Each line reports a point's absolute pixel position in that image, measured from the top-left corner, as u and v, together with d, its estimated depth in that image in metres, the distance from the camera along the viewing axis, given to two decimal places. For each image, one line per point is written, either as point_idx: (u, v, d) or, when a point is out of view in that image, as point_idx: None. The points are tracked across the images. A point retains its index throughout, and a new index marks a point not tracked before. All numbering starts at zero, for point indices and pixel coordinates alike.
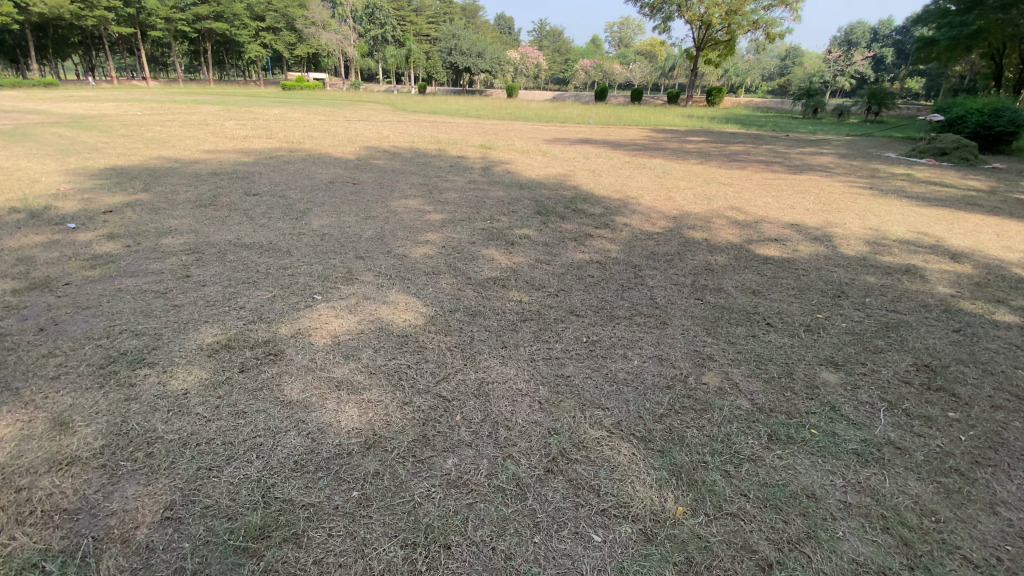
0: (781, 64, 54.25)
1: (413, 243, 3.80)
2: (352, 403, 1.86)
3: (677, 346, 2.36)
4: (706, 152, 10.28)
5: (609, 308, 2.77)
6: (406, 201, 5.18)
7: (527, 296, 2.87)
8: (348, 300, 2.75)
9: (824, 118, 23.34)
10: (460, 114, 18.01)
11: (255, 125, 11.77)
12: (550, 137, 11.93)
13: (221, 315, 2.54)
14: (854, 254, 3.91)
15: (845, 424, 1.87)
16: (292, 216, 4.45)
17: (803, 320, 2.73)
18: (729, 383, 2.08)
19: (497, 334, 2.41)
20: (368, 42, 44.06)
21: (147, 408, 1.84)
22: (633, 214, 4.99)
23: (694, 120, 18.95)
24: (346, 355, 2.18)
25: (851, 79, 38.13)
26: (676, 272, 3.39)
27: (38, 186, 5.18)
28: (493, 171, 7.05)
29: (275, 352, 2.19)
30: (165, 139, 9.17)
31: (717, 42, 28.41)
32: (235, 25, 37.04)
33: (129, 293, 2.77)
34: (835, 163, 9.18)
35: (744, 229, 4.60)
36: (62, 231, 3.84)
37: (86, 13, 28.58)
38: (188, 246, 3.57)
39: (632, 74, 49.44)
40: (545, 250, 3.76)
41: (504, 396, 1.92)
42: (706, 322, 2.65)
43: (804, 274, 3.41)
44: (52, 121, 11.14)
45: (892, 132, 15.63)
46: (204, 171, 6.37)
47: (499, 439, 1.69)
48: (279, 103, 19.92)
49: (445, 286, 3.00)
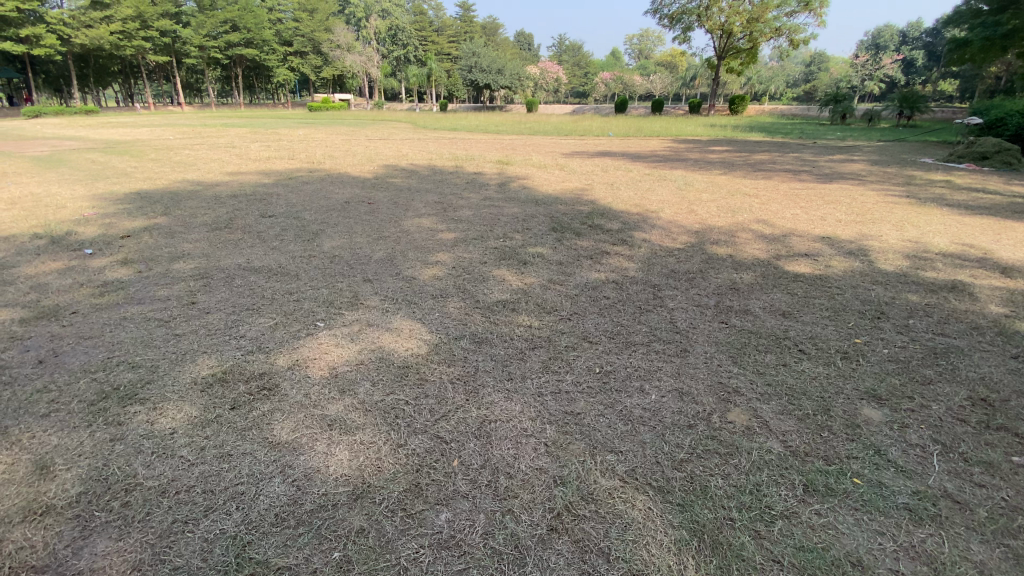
0: (806, 70, 53.20)
1: (423, 264, 3.69)
2: (343, 445, 1.73)
3: (699, 377, 2.17)
4: (730, 162, 10.00)
5: (626, 334, 2.59)
6: (419, 220, 5.11)
7: (537, 321, 2.72)
8: (351, 327, 2.64)
9: (854, 124, 22.61)
10: (480, 130, 18.11)
11: (279, 146, 12.03)
12: (570, 150, 11.84)
13: (221, 345, 2.46)
14: (893, 269, 3.63)
15: (893, 472, 1.65)
16: (304, 238, 4.41)
17: (839, 346, 2.50)
18: (757, 422, 1.88)
19: (504, 364, 2.26)
20: (390, 63, 45.06)
21: (131, 449, 1.75)
22: (652, 229, 4.80)
23: (716, 129, 18.64)
24: (342, 389, 2.06)
25: (880, 83, 37.07)
26: (698, 292, 3.19)
27: (64, 212, 5.30)
28: (510, 186, 6.96)
29: (269, 387, 2.08)
30: (191, 162, 9.42)
31: (739, 50, 28.04)
32: (264, 51, 38.42)
33: (132, 322, 2.73)
34: (867, 170, 8.79)
35: (772, 243, 4.36)
36: (79, 256, 3.88)
37: (124, 42, 29.98)
38: (198, 271, 3.54)
39: (653, 85, 49.12)
40: (559, 269, 3.61)
41: (507, 437, 1.77)
42: (731, 349, 2.44)
43: (839, 294, 3.16)
44: (88, 147, 11.61)
45: (926, 136, 15.00)
46: (224, 193, 6.46)
47: (499, 490, 1.54)
48: (304, 124, 20.38)
49: (452, 310, 2.87)
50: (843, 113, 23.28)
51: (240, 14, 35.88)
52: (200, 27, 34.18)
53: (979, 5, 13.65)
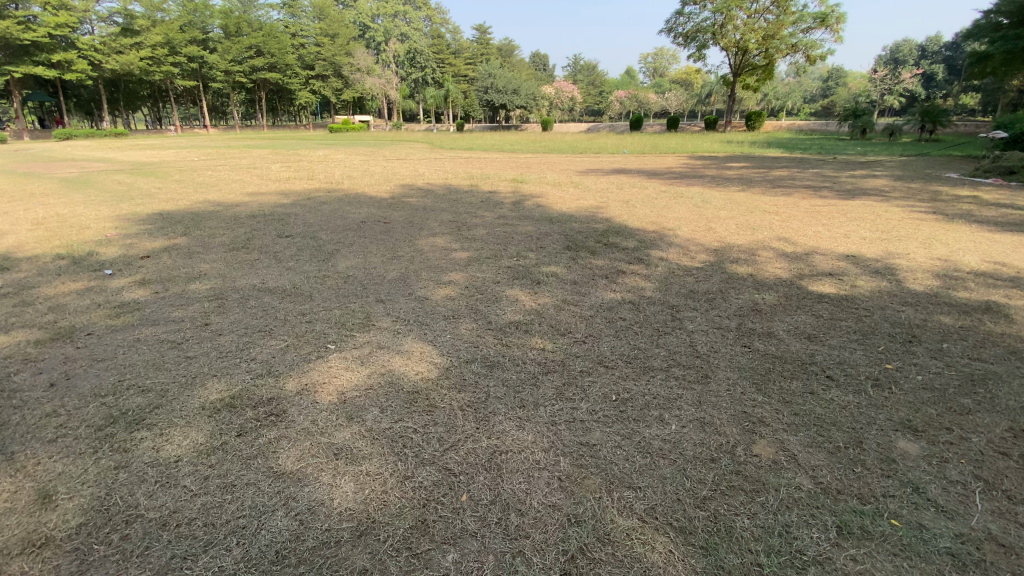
0: (824, 85, 52.73)
1: (436, 285, 3.66)
2: (349, 476, 1.68)
3: (722, 406, 2.06)
4: (748, 179, 9.88)
5: (643, 358, 2.50)
6: (433, 239, 5.11)
7: (551, 344, 2.64)
8: (362, 349, 2.60)
9: (875, 139, 22.22)
10: (496, 149, 18.26)
11: (299, 167, 12.28)
12: (585, 168, 11.85)
13: (231, 368, 2.43)
14: (922, 289, 3.48)
15: (933, 513, 1.52)
16: (319, 258, 4.43)
17: (869, 372, 2.37)
18: (785, 456, 1.77)
19: (516, 391, 2.18)
20: (408, 85, 46.05)
21: (135, 478, 1.71)
22: (669, 247, 4.71)
23: (732, 146, 18.51)
24: (350, 416, 2.01)
25: (898, 98, 36.59)
26: (719, 314, 3.08)
27: (87, 233, 5.43)
28: (524, 204, 6.95)
29: (276, 413, 2.04)
30: (213, 183, 9.66)
31: (755, 67, 28.01)
32: (287, 74, 39.61)
33: (146, 344, 2.73)
34: (891, 186, 8.59)
35: (794, 262, 4.23)
36: (99, 277, 3.94)
37: (153, 68, 31.24)
38: (213, 292, 3.56)
39: (668, 102, 49.28)
40: (574, 289, 3.54)
41: (519, 470, 1.69)
42: (755, 375, 2.33)
43: (867, 316, 3.03)
44: (116, 168, 11.99)
45: (951, 150, 14.69)
46: (243, 213, 6.57)
47: (510, 529, 1.46)
48: (324, 145, 20.87)
49: (464, 332, 2.81)
50: (862, 127, 22.97)
51: (265, 40, 37.17)
52: (225, 52, 35.43)
53: (998, 19, 13.49)
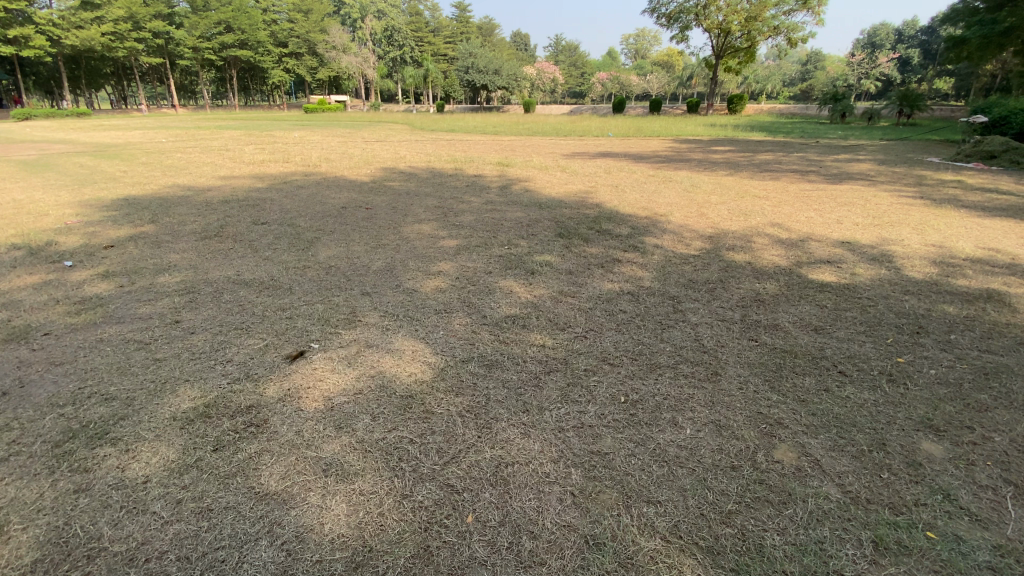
0: (802, 68, 53.02)
1: (424, 275, 3.47)
2: (341, 496, 1.52)
3: (736, 407, 1.95)
4: (734, 163, 9.81)
5: (649, 354, 2.37)
6: (419, 226, 4.90)
7: (551, 340, 2.50)
8: (349, 349, 2.42)
9: (854, 123, 22.42)
10: (478, 131, 17.88)
11: (274, 149, 11.81)
12: (570, 151, 11.64)
13: (205, 372, 2.23)
14: (922, 277, 3.43)
15: (968, 522, 1.44)
16: (298, 247, 4.19)
17: (881, 367, 2.29)
18: (808, 461, 1.66)
19: (518, 393, 2.03)
20: (385, 64, 44.77)
21: (97, 504, 1.53)
22: (663, 234, 4.59)
23: (716, 129, 18.43)
24: (338, 425, 1.84)
25: (875, 82, 36.98)
26: (721, 305, 2.97)
27: (46, 220, 5.06)
28: (511, 189, 6.75)
29: (257, 423, 1.86)
30: (183, 165, 9.19)
31: (737, 49, 27.91)
32: (259, 52, 38.09)
33: (110, 345, 2.50)
34: (875, 170, 8.61)
35: (790, 249, 4.14)
36: (58, 269, 3.65)
37: (117, 45, 29.69)
38: (184, 285, 3.31)
39: (650, 84, 49.00)
40: (569, 279, 3.39)
41: (528, 484, 1.56)
42: (767, 371, 2.22)
43: (871, 306, 2.95)
44: (77, 151, 11.34)
45: (929, 134, 14.86)
46: (216, 198, 6.23)
47: (523, 555, 1.32)
48: (299, 127, 20.19)
49: (458, 327, 2.64)
50: (841, 111, 23.13)
51: (234, 15, 35.60)
52: (193, 28, 33.87)
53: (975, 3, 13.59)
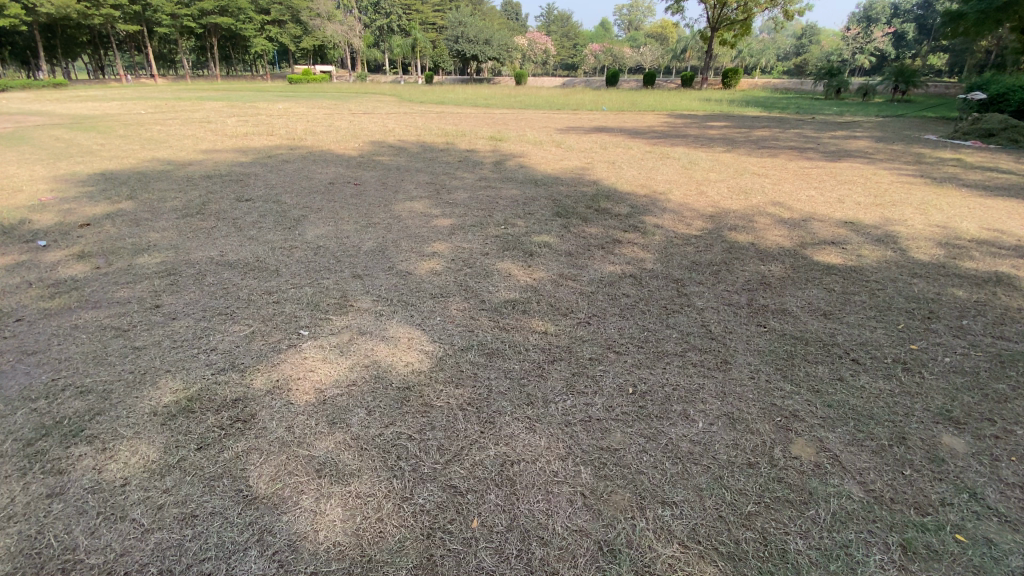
0: (797, 42, 52.25)
1: (418, 257, 3.33)
2: (336, 499, 1.42)
3: (749, 398, 1.86)
4: (731, 139, 9.64)
5: (655, 340, 2.28)
6: (411, 203, 4.72)
7: (553, 326, 2.39)
8: (340, 336, 2.29)
9: (848, 99, 22.19)
10: (468, 104, 17.40)
11: (258, 121, 11.38)
12: (563, 125, 11.37)
13: (187, 362, 2.10)
14: (929, 259, 3.37)
15: (998, 524, 1.38)
16: (285, 225, 4.01)
17: (896, 355, 2.22)
18: (827, 457, 1.60)
19: (520, 384, 1.93)
20: (372, 33, 43.31)
21: (72, 510, 1.41)
22: (663, 213, 4.47)
23: (711, 104, 18.10)
24: (331, 421, 1.73)
25: (870, 57, 36.52)
26: (727, 288, 2.88)
27: (18, 197, 4.80)
28: (505, 165, 6.56)
29: (244, 418, 1.75)
30: (163, 138, 8.82)
31: (732, 22, 27.30)
32: (241, 19, 36.64)
33: (86, 332, 2.35)
34: (873, 147, 8.51)
35: (794, 229, 4.05)
36: (31, 249, 3.45)
37: (92, 11, 28.31)
38: (165, 266, 3.14)
39: (644, 57, 47.99)
40: (569, 261, 3.28)
41: (535, 484, 1.46)
42: (779, 360, 2.14)
43: (880, 290, 2.88)
44: (51, 122, 10.85)
45: (925, 111, 14.72)
46: (198, 173, 5.98)
47: (533, 564, 1.24)
48: (283, 98, 19.52)
49: (455, 313, 2.52)
50: (837, 87, 22.80)
51: None
52: None
53: None
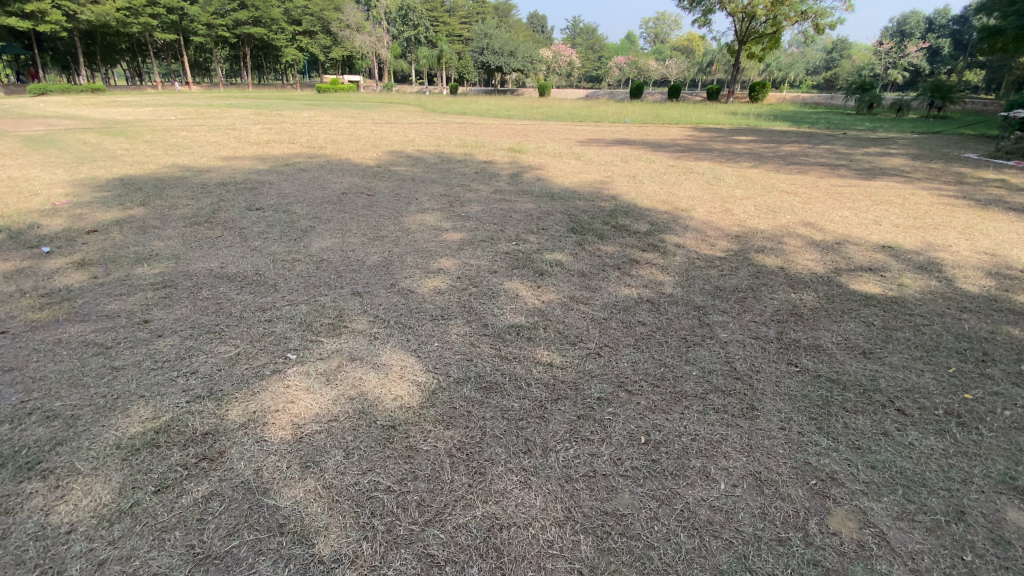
0: (827, 57, 51.25)
1: (423, 273, 3.17)
2: (295, 564, 1.24)
3: (779, 455, 1.63)
4: (759, 154, 9.33)
5: (673, 379, 2.05)
6: (422, 216, 4.58)
7: (560, 358, 2.19)
8: (328, 362, 2.12)
9: (881, 114, 21.53)
10: (491, 114, 17.36)
11: (281, 129, 11.49)
12: (585, 137, 11.20)
13: (164, 385, 1.96)
14: (978, 291, 3.06)
15: None
16: (291, 236, 3.90)
17: (947, 405, 1.95)
18: (872, 536, 1.36)
19: (518, 427, 1.72)
20: (399, 44, 44.00)
21: (7, 561, 1.27)
22: (685, 232, 4.23)
23: (738, 118, 17.72)
24: (304, 464, 1.55)
25: (904, 71, 35.52)
26: (753, 318, 2.64)
27: (33, 201, 4.82)
28: (522, 177, 6.40)
29: (211, 456, 1.59)
30: (187, 144, 8.93)
31: (761, 35, 26.83)
32: (274, 30, 37.63)
33: (67, 348, 2.25)
34: (910, 166, 8.11)
35: (827, 252, 3.77)
36: (33, 256, 3.40)
37: (131, 20, 29.33)
38: (163, 278, 3.05)
39: (669, 70, 47.64)
40: (582, 282, 3.08)
41: (525, 558, 1.26)
42: (813, 407, 1.89)
43: (925, 326, 2.59)
44: (83, 127, 11.13)
45: (965, 129, 14.10)
46: (213, 180, 5.97)
47: None
48: (309, 106, 19.82)
49: (455, 339, 2.34)
50: (869, 102, 22.11)
51: None
52: (208, 4, 33.58)
53: None
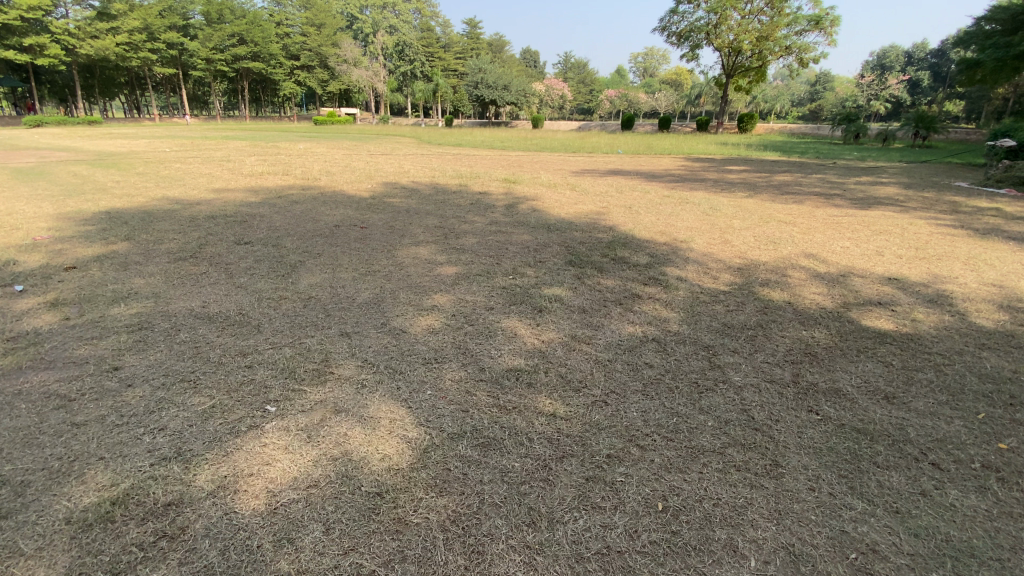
0: (811, 89, 52.76)
1: (415, 311, 3.02)
2: None
3: (812, 522, 1.46)
4: (752, 183, 9.37)
5: (687, 431, 1.88)
6: (415, 249, 4.46)
7: (563, 408, 2.02)
8: (310, 416, 1.94)
9: (867, 144, 21.95)
10: (485, 146, 17.52)
11: (275, 161, 11.48)
12: (579, 168, 11.27)
13: (127, 444, 1.77)
14: (993, 326, 2.95)
15: None
16: (279, 272, 3.76)
17: (985, 458, 1.79)
18: None
19: (521, 493, 1.54)
20: (395, 78, 44.87)
21: None
22: (686, 264, 4.13)
23: (729, 148, 17.99)
24: (278, 542, 1.37)
25: (887, 103, 36.50)
26: (766, 359, 2.49)
27: (13, 235, 4.67)
28: (517, 208, 6.33)
29: (173, 534, 1.40)
30: (179, 176, 8.85)
31: (747, 69, 27.59)
32: (271, 64, 38.37)
33: (25, 401, 2.05)
34: (903, 194, 8.15)
35: (833, 285, 3.66)
36: (4, 296, 3.22)
37: (131, 54, 29.82)
38: (139, 319, 2.87)
39: (658, 102, 48.79)
40: (583, 319, 2.94)
41: None
42: (842, 463, 1.73)
43: (946, 366, 2.46)
44: (76, 159, 11.05)
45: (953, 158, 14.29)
46: (203, 213, 5.85)
47: None
48: (306, 138, 19.88)
49: (449, 387, 2.16)
50: (855, 132, 22.53)
51: (248, 28, 35.93)
52: (207, 40, 34.28)
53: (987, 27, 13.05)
